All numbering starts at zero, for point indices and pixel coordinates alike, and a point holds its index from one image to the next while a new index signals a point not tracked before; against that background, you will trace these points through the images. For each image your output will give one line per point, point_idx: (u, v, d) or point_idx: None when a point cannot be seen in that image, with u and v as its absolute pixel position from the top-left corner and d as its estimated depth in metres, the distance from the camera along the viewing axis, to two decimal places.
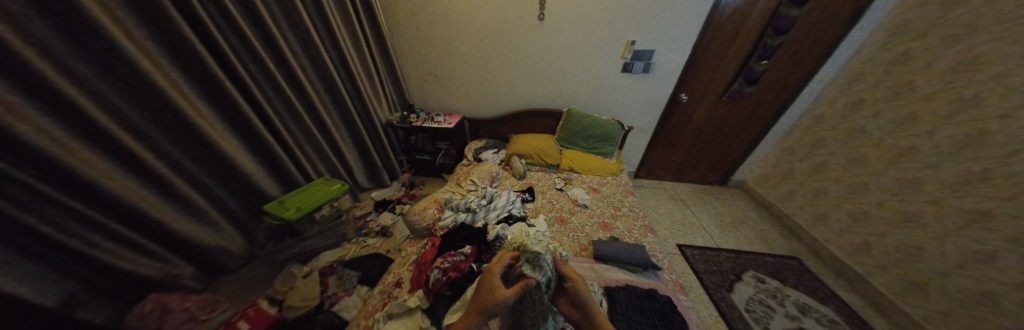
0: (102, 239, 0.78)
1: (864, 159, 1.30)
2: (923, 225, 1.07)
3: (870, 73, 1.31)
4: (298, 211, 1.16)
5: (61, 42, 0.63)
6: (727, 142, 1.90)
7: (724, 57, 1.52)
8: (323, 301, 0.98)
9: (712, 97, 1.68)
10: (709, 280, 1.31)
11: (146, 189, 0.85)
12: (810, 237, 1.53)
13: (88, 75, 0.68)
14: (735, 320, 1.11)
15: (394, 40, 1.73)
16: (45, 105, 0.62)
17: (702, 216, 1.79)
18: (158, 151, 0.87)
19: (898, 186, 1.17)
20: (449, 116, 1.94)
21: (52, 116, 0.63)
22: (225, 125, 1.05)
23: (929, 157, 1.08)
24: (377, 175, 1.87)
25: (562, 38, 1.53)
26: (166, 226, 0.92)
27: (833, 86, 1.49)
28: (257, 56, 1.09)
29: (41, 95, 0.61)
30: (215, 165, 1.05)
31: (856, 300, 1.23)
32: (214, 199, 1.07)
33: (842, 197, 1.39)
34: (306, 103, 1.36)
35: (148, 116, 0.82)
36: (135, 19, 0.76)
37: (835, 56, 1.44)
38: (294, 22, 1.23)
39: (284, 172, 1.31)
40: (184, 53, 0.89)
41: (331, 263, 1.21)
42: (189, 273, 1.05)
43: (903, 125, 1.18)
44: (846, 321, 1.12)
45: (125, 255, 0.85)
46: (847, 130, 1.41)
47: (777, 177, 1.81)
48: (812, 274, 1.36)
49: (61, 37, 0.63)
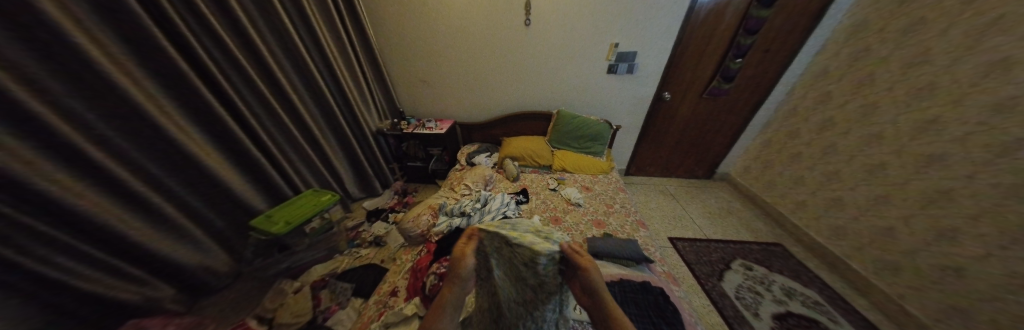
0: (78, 264, 0.74)
1: (836, 148, 1.39)
2: (890, 206, 1.15)
3: (836, 67, 1.41)
4: (287, 225, 1.13)
5: (31, 60, 0.60)
6: (710, 137, 1.98)
7: (703, 57, 1.59)
8: (316, 316, 0.95)
9: (694, 94, 1.76)
10: (700, 270, 1.35)
11: (124, 210, 0.81)
12: (791, 224, 1.60)
13: (60, 93, 0.65)
14: (726, 308, 1.14)
15: (383, 48, 1.73)
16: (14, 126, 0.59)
17: (690, 209, 1.84)
18: (136, 169, 0.83)
19: (866, 171, 1.25)
20: (441, 122, 1.95)
21: (23, 137, 0.60)
22: (207, 139, 1.02)
23: (891, 143, 1.16)
24: (369, 184, 1.84)
25: (549, 42, 1.57)
26: (147, 248, 0.88)
27: (804, 81, 1.59)
28: (240, 68, 1.07)
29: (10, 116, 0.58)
30: (199, 181, 1.01)
31: (837, 281, 1.29)
32: (196, 216, 1.03)
33: (818, 184, 1.47)
34: (293, 114, 1.34)
35: (124, 132, 0.79)
36: (110, 34, 0.73)
37: (802, 52, 1.54)
38: (279, 33, 1.21)
39: (271, 185, 1.27)
40: (163, 68, 0.86)
41: (322, 276, 1.17)
42: (171, 296, 1.00)
43: (866, 115, 1.27)
44: (830, 302, 1.17)
45: (103, 280, 0.80)
46: (818, 121, 1.50)
47: (758, 168, 1.89)
48: (796, 259, 1.42)
49: (31, 55, 0.61)
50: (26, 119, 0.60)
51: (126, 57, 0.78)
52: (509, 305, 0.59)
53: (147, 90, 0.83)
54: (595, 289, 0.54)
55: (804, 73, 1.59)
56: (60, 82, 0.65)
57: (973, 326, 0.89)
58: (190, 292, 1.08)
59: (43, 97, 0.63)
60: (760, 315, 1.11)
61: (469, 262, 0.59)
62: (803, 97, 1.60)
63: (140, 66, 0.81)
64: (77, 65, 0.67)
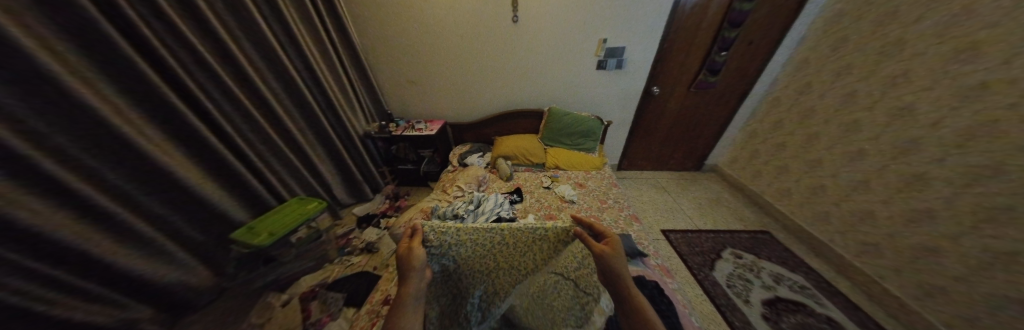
0: (43, 290, 0.69)
1: (818, 136, 1.44)
2: (869, 191, 1.20)
3: (816, 58, 1.45)
4: (270, 236, 1.07)
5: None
6: (699, 130, 2.02)
7: (690, 51, 1.61)
8: (306, 329, 0.92)
9: (682, 87, 1.78)
10: (693, 261, 1.37)
11: (96, 228, 0.76)
12: (777, 212, 1.66)
13: (12, 107, 0.60)
14: (719, 297, 1.17)
15: (367, 49, 1.67)
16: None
17: (682, 201, 1.88)
18: (104, 184, 0.77)
19: (847, 158, 1.30)
20: (431, 123, 1.91)
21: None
22: (181, 150, 0.96)
23: (869, 131, 1.21)
24: (358, 190, 1.79)
25: (538, 39, 1.56)
26: (122, 268, 0.82)
27: (786, 72, 1.63)
28: (214, 73, 1.01)
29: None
30: (174, 195, 0.95)
31: (821, 264, 1.35)
32: (173, 231, 0.97)
33: (801, 171, 1.52)
34: (274, 120, 1.27)
35: (91, 147, 0.74)
36: (65, 40, 0.67)
37: (783, 44, 1.58)
38: (254, 35, 1.15)
39: (253, 194, 1.21)
40: (128, 76, 0.80)
41: (312, 287, 1.13)
42: (148, 316, 0.95)
43: (846, 104, 1.31)
44: (815, 285, 1.22)
45: (72, 305, 0.75)
46: (800, 111, 1.55)
47: (744, 159, 1.95)
48: (782, 245, 1.47)
49: None
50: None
51: (89, 66, 0.72)
52: (468, 287, 0.73)
53: (112, 100, 0.77)
54: (612, 271, 0.54)
55: (785, 64, 1.63)
56: (13, 96, 0.60)
57: (950, 302, 0.94)
58: (170, 310, 1.02)
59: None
60: (751, 302, 1.14)
61: (420, 253, 0.59)
62: (785, 88, 1.65)
63: (103, 75, 0.75)
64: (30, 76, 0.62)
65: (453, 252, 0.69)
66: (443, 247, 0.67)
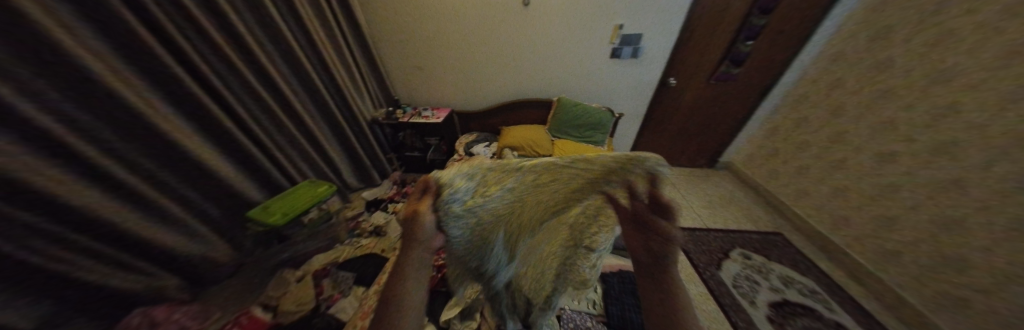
0: (76, 256, 0.75)
1: (845, 136, 1.35)
2: (897, 196, 1.13)
3: (852, 49, 1.32)
4: (284, 216, 1.14)
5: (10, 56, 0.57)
6: (714, 125, 1.93)
7: (713, 39, 1.51)
8: (319, 304, 0.98)
9: (701, 79, 1.68)
10: (698, 259, 1.36)
11: (123, 204, 0.81)
12: (793, 213, 1.59)
13: (44, 90, 0.62)
14: (723, 296, 1.16)
15: (374, 32, 1.64)
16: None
17: (691, 198, 1.83)
18: (130, 164, 0.82)
19: (876, 161, 1.21)
20: (438, 111, 1.90)
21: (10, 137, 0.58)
22: (200, 133, 0.99)
23: (905, 132, 1.12)
24: (366, 175, 1.84)
25: (548, 25, 1.49)
26: (148, 240, 0.88)
27: (817, 64, 1.50)
28: (226, 57, 1.01)
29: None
30: (193, 175, 0.99)
31: (834, 269, 1.30)
32: (194, 209, 1.03)
33: (823, 173, 1.44)
34: (284, 104, 1.29)
35: (116, 129, 0.77)
36: (86, 25, 0.68)
37: (817, 33, 1.44)
38: (262, 17, 1.13)
39: (266, 176, 1.26)
40: (144, 59, 0.81)
41: (324, 265, 1.19)
42: (175, 285, 1.02)
43: (881, 102, 1.21)
44: (827, 291, 1.18)
45: (103, 272, 0.82)
46: (828, 108, 1.44)
47: (761, 157, 1.87)
48: (794, 248, 1.43)
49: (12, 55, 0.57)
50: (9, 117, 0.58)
51: (110, 51, 0.74)
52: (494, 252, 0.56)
53: (136, 85, 0.79)
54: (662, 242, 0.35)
55: (817, 56, 1.50)
56: (44, 80, 0.62)
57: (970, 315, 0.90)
58: (194, 281, 1.10)
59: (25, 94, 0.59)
60: (756, 303, 1.13)
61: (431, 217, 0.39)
62: (813, 82, 1.53)
63: (124, 59, 0.77)
64: (57, 60, 0.63)
65: (482, 211, 0.46)
66: (466, 207, 0.44)
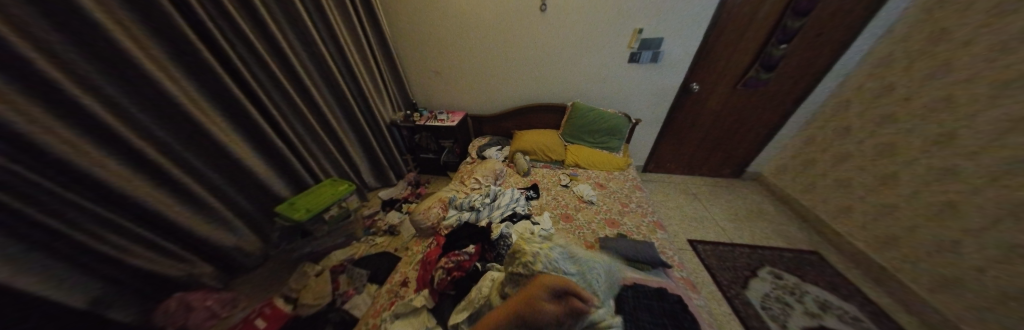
0: (123, 240, 0.83)
1: (894, 147, 1.22)
2: (956, 216, 1.00)
3: (904, 53, 1.21)
4: (307, 212, 1.20)
5: (73, 51, 0.65)
6: (741, 133, 1.81)
7: (741, 43, 1.43)
8: (335, 299, 1.02)
9: (727, 84, 1.60)
10: (722, 276, 1.27)
11: (165, 193, 0.90)
12: (832, 231, 1.45)
13: (99, 83, 0.70)
14: (749, 318, 1.07)
15: (396, 39, 1.72)
16: (60, 111, 0.64)
17: (713, 210, 1.73)
18: (173, 156, 0.90)
19: (930, 176, 1.09)
20: (453, 114, 1.94)
21: (67, 122, 0.66)
22: (235, 130, 1.08)
23: (966, 144, 0.99)
24: (384, 175, 1.90)
25: (565, 30, 1.48)
26: (187, 229, 0.97)
27: (861, 69, 1.38)
28: (262, 62, 1.10)
29: (56, 102, 0.63)
30: (228, 170, 1.08)
31: (882, 296, 1.16)
32: (229, 201, 1.12)
33: (867, 188, 1.31)
34: (312, 106, 1.38)
35: (160, 122, 0.85)
36: (142, 28, 0.77)
37: (862, 36, 1.33)
38: (296, 25, 1.23)
39: (293, 173, 1.34)
40: (189, 58, 0.90)
41: (341, 261, 1.24)
42: (209, 272, 1.11)
43: (938, 110, 1.08)
44: (873, 320, 1.06)
45: (149, 257, 0.90)
46: (874, 116, 1.31)
47: (795, 169, 1.72)
48: (833, 269, 1.30)
49: (80, 54, 0.66)
50: (70, 106, 0.65)
51: (162, 53, 0.83)
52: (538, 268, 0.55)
53: (178, 81, 0.87)
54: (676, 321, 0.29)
55: (862, 60, 1.37)
56: (101, 73, 0.70)
57: None
58: (226, 270, 1.19)
59: (83, 85, 0.67)
60: (788, 328, 1.03)
61: None
62: (857, 88, 1.40)
63: (170, 58, 0.85)
64: (112, 56, 0.72)
65: None
66: None
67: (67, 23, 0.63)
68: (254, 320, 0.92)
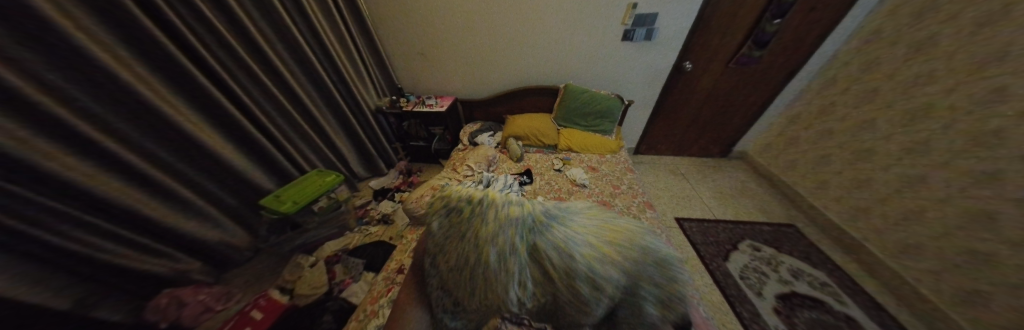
0: (104, 242, 0.79)
1: (873, 125, 1.26)
2: (924, 189, 1.07)
3: (892, 27, 1.21)
4: (295, 205, 1.17)
5: (2, 35, 0.56)
6: (730, 113, 1.83)
7: (736, 19, 1.39)
8: (332, 288, 1.04)
9: (720, 63, 1.58)
10: (705, 250, 1.34)
11: (141, 192, 0.84)
12: (809, 205, 1.54)
13: (41, 71, 0.61)
14: (729, 287, 1.16)
15: (374, 17, 1.58)
16: (3, 107, 0.57)
17: (701, 189, 1.79)
18: (145, 152, 0.84)
19: (903, 151, 1.14)
20: (442, 99, 1.86)
21: (15, 119, 0.58)
22: (209, 123, 1.01)
23: (941, 120, 1.03)
24: (373, 164, 1.86)
25: (556, 5, 1.40)
26: (169, 228, 0.93)
27: (850, 45, 1.38)
28: (230, 47, 1.00)
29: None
30: (207, 165, 1.02)
31: (848, 262, 1.27)
32: (210, 197, 1.07)
33: (846, 163, 1.36)
34: (289, 94, 1.29)
35: (125, 116, 0.78)
36: (88, 12, 0.67)
37: (855, 9, 1.30)
38: (261, 1, 1.09)
39: (276, 166, 1.28)
40: (143, 41, 0.79)
41: (335, 252, 1.23)
42: (199, 268, 1.09)
43: (917, 86, 1.11)
44: (839, 284, 1.16)
45: (132, 256, 0.87)
46: (856, 94, 1.34)
47: (779, 147, 1.78)
48: (807, 240, 1.39)
49: (18, 43, 0.58)
50: (14, 99, 0.57)
51: (115, 40, 0.74)
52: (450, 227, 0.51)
53: (136, 69, 0.78)
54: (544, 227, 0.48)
55: (852, 36, 1.37)
56: (42, 60, 0.62)
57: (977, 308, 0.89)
58: (217, 265, 1.17)
59: (21, 75, 0.58)
60: (763, 294, 1.12)
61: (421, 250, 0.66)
62: (845, 65, 1.41)
63: (120, 40, 0.75)
64: (49, 39, 0.61)
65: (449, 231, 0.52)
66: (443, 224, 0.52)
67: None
68: (250, 311, 0.92)
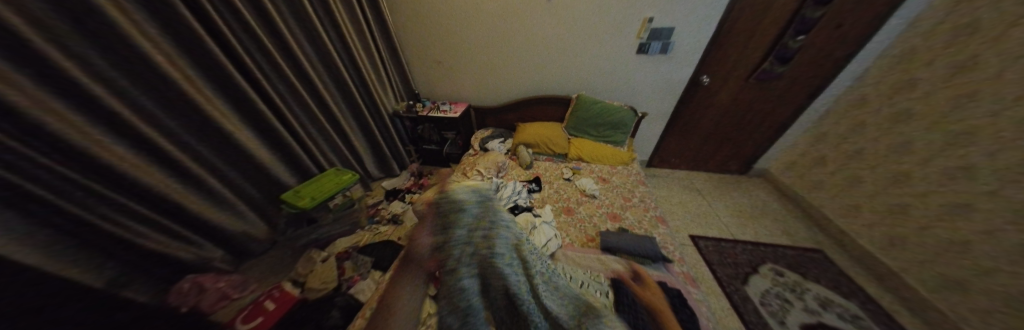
0: (138, 224, 0.86)
1: (909, 146, 1.18)
2: (969, 218, 0.98)
3: (927, 45, 1.15)
4: (312, 200, 1.22)
5: (67, 28, 0.64)
6: (749, 128, 1.77)
7: (755, 34, 1.37)
8: (340, 283, 1.06)
9: (738, 77, 1.54)
10: (722, 272, 1.27)
11: (176, 180, 0.92)
12: (838, 230, 1.43)
13: (96, 62, 0.69)
14: (748, 314, 1.08)
15: (398, 27, 1.68)
16: (62, 92, 0.64)
17: (717, 206, 1.72)
18: (182, 144, 0.92)
19: (943, 176, 1.06)
20: (456, 105, 1.92)
21: (68, 103, 0.65)
22: (241, 119, 1.09)
23: (986, 144, 0.96)
24: (387, 165, 1.92)
25: (571, 18, 1.43)
26: (197, 215, 1.00)
27: (880, 63, 1.33)
28: (266, 51, 1.09)
29: (61, 83, 0.63)
30: (237, 158, 1.10)
31: (885, 295, 1.16)
32: (237, 189, 1.14)
33: (879, 186, 1.28)
34: (315, 96, 1.37)
35: (166, 109, 0.86)
36: (144, 15, 0.77)
37: (884, 27, 1.26)
38: (296, 11, 1.20)
39: (298, 162, 1.35)
40: (188, 41, 0.88)
41: (346, 248, 1.26)
42: (220, 256, 1.15)
43: (959, 106, 1.04)
44: (873, 318, 1.06)
45: (161, 240, 0.94)
46: (889, 113, 1.27)
47: (805, 166, 1.69)
48: (836, 267, 1.29)
49: (84, 40, 0.67)
50: (72, 87, 0.65)
51: (165, 41, 0.83)
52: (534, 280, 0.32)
53: (180, 67, 0.86)
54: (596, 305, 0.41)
55: (882, 54, 1.31)
56: (98, 52, 0.69)
57: None
58: (237, 254, 1.24)
59: (78, 64, 0.66)
60: (786, 323, 1.04)
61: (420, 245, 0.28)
62: (875, 83, 1.34)
63: (169, 41, 0.84)
64: (109, 36, 0.70)
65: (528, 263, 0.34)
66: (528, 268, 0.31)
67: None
68: (264, 301, 0.96)
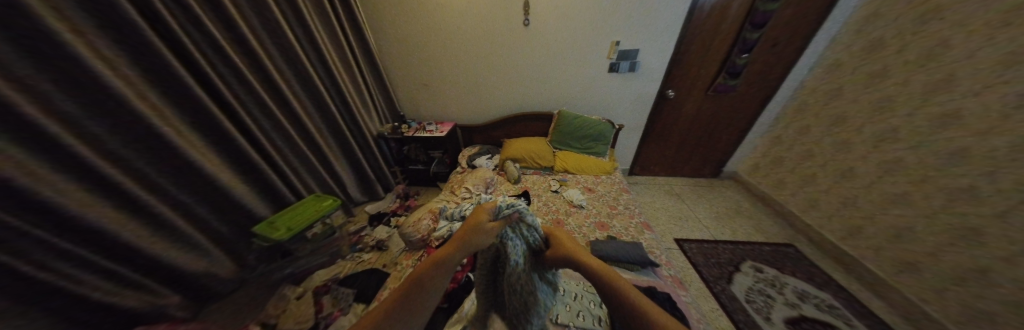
0: (87, 274, 0.77)
1: (848, 144, 1.35)
2: (906, 204, 1.11)
3: (847, 60, 1.37)
4: (289, 231, 1.14)
5: (17, 56, 0.59)
6: (714, 136, 1.94)
7: (709, 53, 1.56)
8: (319, 322, 0.93)
9: (699, 91, 1.72)
10: (708, 273, 1.31)
11: (133, 220, 0.84)
12: (802, 223, 1.56)
13: (49, 93, 0.64)
14: (736, 312, 1.11)
15: (383, 52, 1.73)
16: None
17: (696, 208, 1.81)
18: (143, 177, 0.85)
19: (881, 170, 1.21)
20: (442, 124, 1.94)
21: (8, 137, 0.58)
22: (212, 149, 1.04)
23: (910, 140, 1.11)
24: (370, 188, 1.85)
25: (549, 43, 1.56)
26: (157, 258, 0.90)
27: (812, 76, 1.55)
28: (242, 77, 1.08)
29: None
30: (204, 190, 1.02)
31: (852, 282, 1.24)
32: (201, 224, 1.04)
33: (832, 181, 1.42)
34: (294, 120, 1.34)
35: (129, 143, 0.80)
36: (112, 45, 0.75)
37: (811, 48, 1.50)
38: (278, 38, 1.21)
39: (273, 191, 1.28)
40: (155, 67, 0.84)
41: (325, 281, 1.16)
42: (177, 302, 1.02)
43: (881, 109, 1.22)
44: (846, 306, 1.13)
45: (114, 290, 0.83)
46: (829, 116, 1.45)
47: (765, 167, 1.86)
48: (808, 260, 1.38)
49: (40, 75, 0.62)
50: (11, 117, 0.58)
51: (133, 71, 0.79)
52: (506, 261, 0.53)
53: (148, 97, 0.83)
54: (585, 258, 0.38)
55: (813, 68, 1.54)
56: (55, 86, 0.65)
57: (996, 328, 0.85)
58: (196, 298, 1.10)
59: (30, 96, 0.61)
60: (772, 319, 1.08)
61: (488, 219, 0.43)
62: (812, 92, 1.55)
63: (138, 71, 0.81)
64: (65, 64, 0.66)
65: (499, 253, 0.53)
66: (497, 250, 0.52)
67: (10, 26, 0.57)
68: None
